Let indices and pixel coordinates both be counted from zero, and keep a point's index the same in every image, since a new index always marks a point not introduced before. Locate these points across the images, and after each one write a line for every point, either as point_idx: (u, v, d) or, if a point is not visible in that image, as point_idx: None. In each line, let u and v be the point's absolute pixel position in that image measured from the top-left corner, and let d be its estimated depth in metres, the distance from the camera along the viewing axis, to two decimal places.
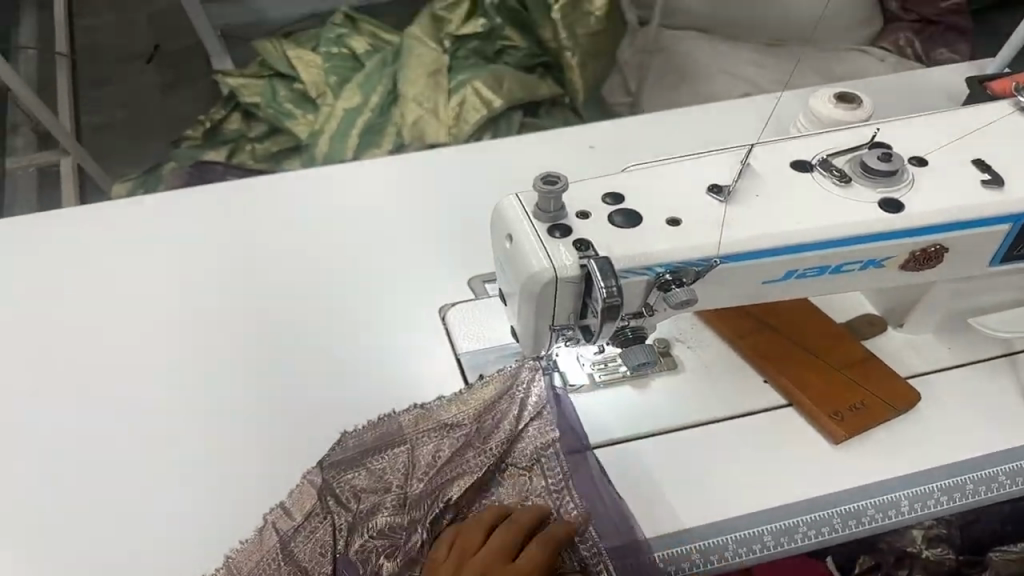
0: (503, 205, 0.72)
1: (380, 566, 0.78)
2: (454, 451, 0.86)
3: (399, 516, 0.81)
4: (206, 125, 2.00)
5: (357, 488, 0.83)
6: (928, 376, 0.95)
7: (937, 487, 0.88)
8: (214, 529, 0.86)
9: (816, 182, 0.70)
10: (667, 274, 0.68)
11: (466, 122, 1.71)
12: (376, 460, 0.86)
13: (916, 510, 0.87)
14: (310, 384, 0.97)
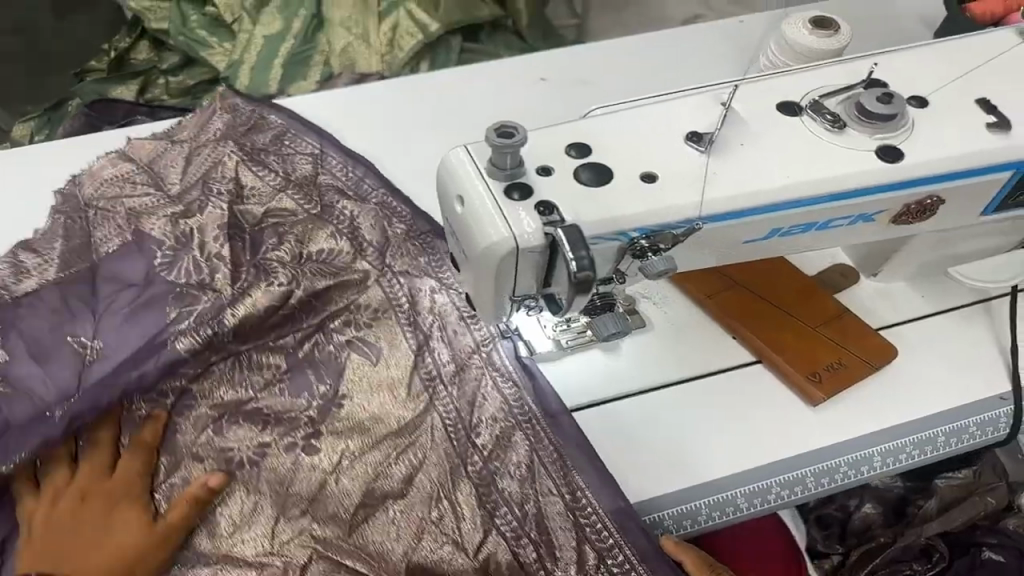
0: (452, 160, 0.62)
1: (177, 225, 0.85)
2: (215, 155, 0.95)
3: (175, 205, 0.88)
4: (112, 57, 1.76)
5: (124, 195, 0.89)
6: (901, 326, 0.92)
7: (910, 442, 0.86)
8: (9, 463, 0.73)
9: (804, 127, 0.61)
10: (642, 240, 0.60)
11: (401, 50, 1.56)
12: (146, 174, 0.92)
13: (887, 465, 0.85)
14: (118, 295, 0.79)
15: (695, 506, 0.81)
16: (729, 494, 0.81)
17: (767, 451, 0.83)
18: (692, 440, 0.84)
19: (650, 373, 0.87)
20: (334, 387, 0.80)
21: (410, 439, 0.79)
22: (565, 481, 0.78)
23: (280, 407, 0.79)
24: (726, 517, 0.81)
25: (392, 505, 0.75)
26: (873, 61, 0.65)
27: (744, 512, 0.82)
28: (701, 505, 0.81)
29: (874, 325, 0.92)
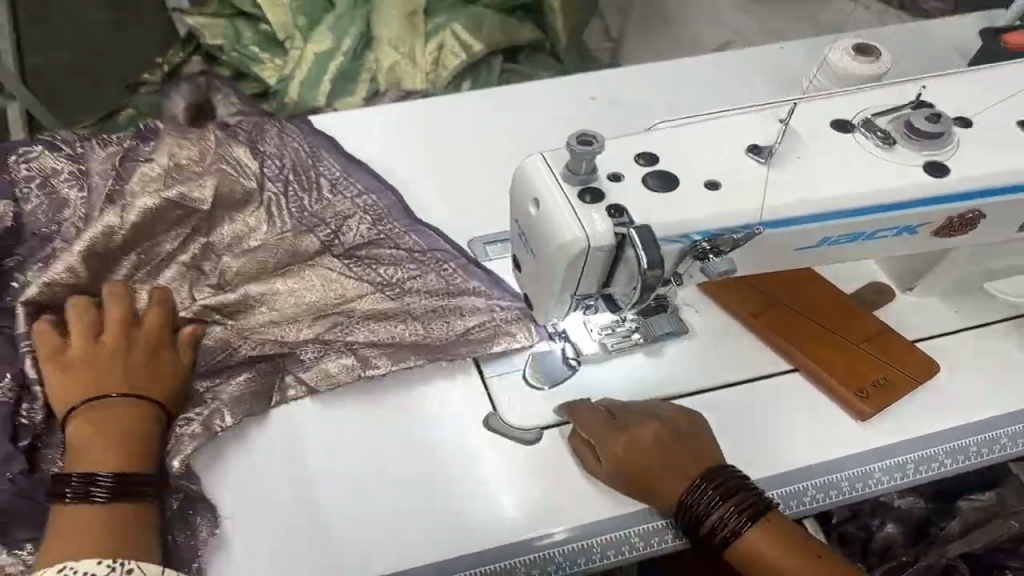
0: (528, 166, 0.67)
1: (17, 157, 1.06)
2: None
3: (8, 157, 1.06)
4: (164, 69, 1.88)
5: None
6: (934, 340, 0.96)
7: (943, 450, 0.89)
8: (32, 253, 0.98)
9: (857, 144, 0.66)
10: (704, 242, 0.65)
11: (445, 69, 1.63)
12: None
13: (921, 472, 0.88)
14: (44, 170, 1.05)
15: None
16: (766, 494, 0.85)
17: (806, 455, 0.88)
18: (733, 442, 0.88)
19: (692, 377, 0.93)
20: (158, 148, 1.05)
21: (204, 173, 0.98)
22: (447, 261, 0.98)
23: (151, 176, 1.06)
24: None
25: (231, 218, 0.98)
26: (921, 84, 0.70)
27: None
28: None
29: (910, 338, 0.96)
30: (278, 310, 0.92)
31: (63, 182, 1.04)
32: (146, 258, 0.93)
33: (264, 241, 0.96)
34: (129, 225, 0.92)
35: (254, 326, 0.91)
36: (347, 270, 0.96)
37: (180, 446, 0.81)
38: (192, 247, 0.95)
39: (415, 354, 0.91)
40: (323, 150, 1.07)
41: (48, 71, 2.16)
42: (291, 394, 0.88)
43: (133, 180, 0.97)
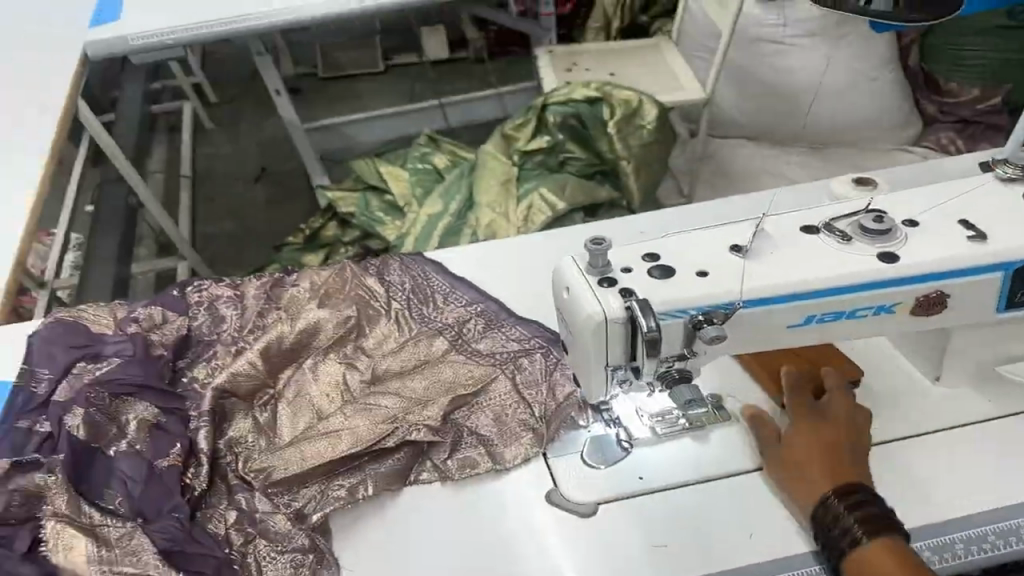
0: (562, 265, 0.89)
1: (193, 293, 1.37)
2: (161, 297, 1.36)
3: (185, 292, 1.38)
4: (306, 232, 2.32)
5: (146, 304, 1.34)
6: (958, 430, 1.06)
7: (992, 531, 0.96)
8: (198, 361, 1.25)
9: (821, 241, 0.84)
10: (700, 316, 0.82)
11: (532, 223, 1.92)
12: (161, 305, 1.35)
13: (972, 552, 0.94)
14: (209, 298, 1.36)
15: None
16: (812, 569, 0.95)
17: None
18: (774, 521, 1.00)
19: (735, 460, 1.06)
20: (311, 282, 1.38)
21: (359, 306, 1.33)
22: (532, 359, 1.23)
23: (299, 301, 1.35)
24: None
25: (373, 334, 1.29)
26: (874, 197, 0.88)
27: None
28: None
29: (934, 428, 1.06)
30: (401, 397, 1.18)
31: (225, 304, 1.35)
32: (301, 364, 1.24)
33: (395, 349, 1.26)
34: (296, 333, 1.25)
35: (377, 406, 1.16)
36: (455, 367, 1.22)
37: (325, 506, 1.06)
38: (343, 350, 1.26)
39: (507, 430, 1.14)
40: (436, 278, 1.40)
41: (217, 239, 2.70)
42: (414, 465, 1.11)
43: (303, 309, 1.31)
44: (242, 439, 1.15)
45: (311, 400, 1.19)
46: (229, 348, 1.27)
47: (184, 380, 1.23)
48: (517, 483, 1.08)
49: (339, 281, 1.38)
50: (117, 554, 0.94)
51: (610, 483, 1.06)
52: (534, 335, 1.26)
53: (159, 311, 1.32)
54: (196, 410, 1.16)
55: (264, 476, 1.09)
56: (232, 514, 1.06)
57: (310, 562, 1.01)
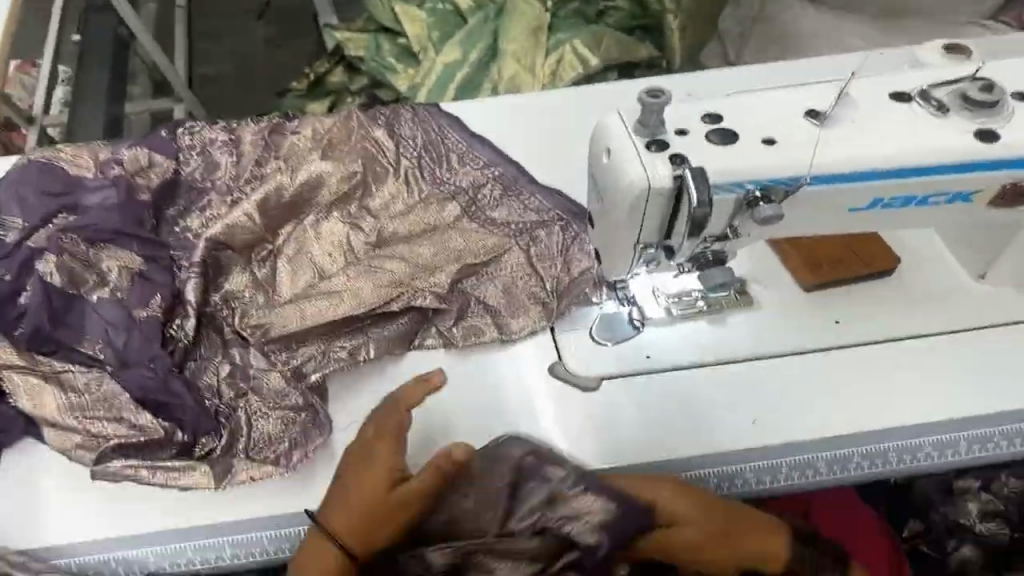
0: (606, 123, 0.78)
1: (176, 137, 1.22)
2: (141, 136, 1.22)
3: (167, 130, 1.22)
4: (313, 77, 2.15)
5: (124, 145, 1.20)
6: (996, 329, 1.00)
7: (1003, 431, 0.99)
8: (188, 209, 1.16)
9: (915, 112, 0.72)
10: (757, 191, 0.73)
11: (562, 80, 1.76)
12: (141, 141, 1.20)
13: (973, 450, 0.99)
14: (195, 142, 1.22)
15: (780, 464, 0.96)
16: (814, 458, 0.96)
17: (853, 424, 0.95)
18: (789, 410, 0.96)
19: (757, 345, 1.00)
20: (309, 132, 1.24)
21: (365, 163, 1.21)
22: (550, 232, 1.14)
23: (284, 156, 1.21)
24: (808, 477, 0.97)
25: (380, 194, 1.19)
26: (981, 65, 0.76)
27: (824, 475, 0.98)
28: (786, 465, 0.96)
29: (969, 324, 1.00)
30: (411, 263, 1.10)
31: (220, 149, 1.22)
32: (297, 222, 1.15)
33: (409, 210, 1.17)
34: (300, 183, 1.16)
35: (384, 267, 1.10)
36: (469, 233, 1.14)
37: (326, 368, 1.03)
38: (347, 209, 1.17)
39: (515, 301, 1.08)
40: (453, 135, 1.27)
41: (218, 80, 2.52)
42: (417, 330, 1.07)
43: (303, 164, 1.19)
44: (239, 293, 1.09)
45: (312, 259, 1.11)
46: (225, 198, 1.17)
47: (177, 230, 1.14)
48: (521, 358, 1.04)
49: (342, 129, 1.24)
50: (87, 400, 0.97)
51: (615, 361, 1.01)
52: (557, 207, 1.17)
53: (146, 152, 1.18)
54: (187, 261, 1.09)
55: (261, 332, 1.04)
56: (225, 368, 1.03)
57: (304, 421, 0.98)
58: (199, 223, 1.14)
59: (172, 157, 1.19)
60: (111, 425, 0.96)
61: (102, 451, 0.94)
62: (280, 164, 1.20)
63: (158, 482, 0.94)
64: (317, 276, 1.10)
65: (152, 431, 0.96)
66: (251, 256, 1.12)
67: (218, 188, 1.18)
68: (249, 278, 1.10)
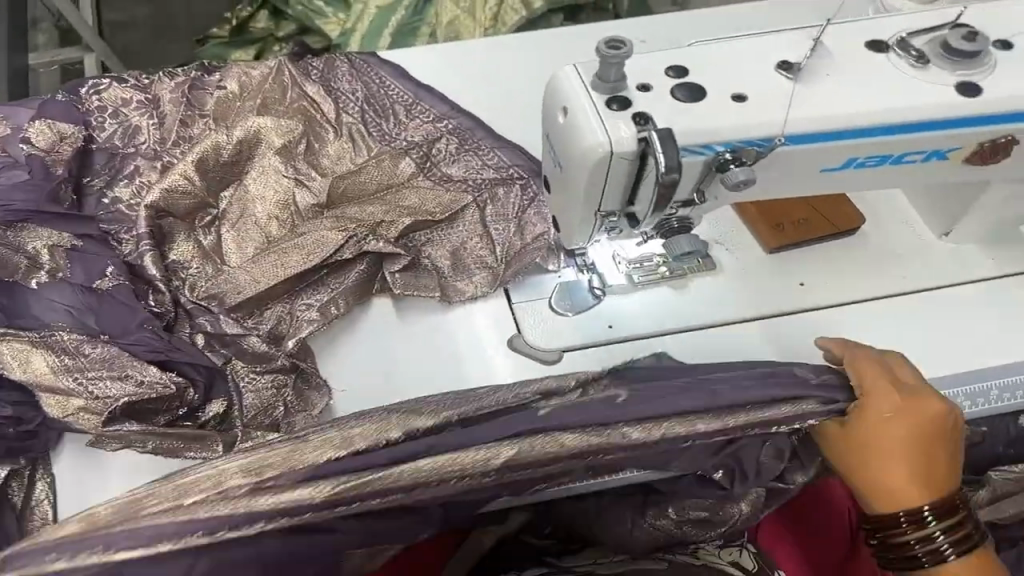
0: (559, 77, 0.69)
1: (87, 104, 1.10)
2: (42, 102, 1.08)
3: (71, 97, 1.10)
4: (234, 22, 1.97)
5: (25, 116, 1.07)
6: (960, 285, 0.98)
7: (995, 386, 0.92)
8: (105, 180, 1.04)
9: (890, 63, 0.67)
10: (727, 153, 0.66)
11: (505, 24, 1.64)
12: (45, 111, 1.07)
13: (970, 405, 0.91)
14: (108, 109, 1.11)
15: None
16: None
17: None
18: None
19: (720, 309, 0.95)
20: (236, 91, 1.14)
21: (310, 116, 1.13)
22: (511, 184, 1.07)
23: (215, 119, 1.11)
24: None
25: (328, 149, 1.11)
26: (961, 8, 0.71)
27: None
28: None
29: (933, 281, 0.97)
30: (370, 219, 1.01)
31: (137, 110, 1.11)
32: (230, 184, 1.05)
33: (364, 163, 1.08)
34: (228, 144, 1.05)
35: (316, 235, 0.99)
36: (427, 185, 1.07)
37: (302, 330, 0.94)
38: (295, 165, 1.06)
39: (461, 262, 1.00)
40: (395, 85, 1.17)
41: (129, 26, 2.28)
42: (377, 275, 0.99)
43: (239, 122, 1.08)
44: (187, 264, 0.98)
45: (257, 222, 1.02)
46: (153, 163, 1.06)
47: (107, 201, 1.03)
48: (475, 320, 0.97)
49: (278, 86, 1.15)
50: (85, 362, 0.84)
51: (573, 329, 0.95)
52: (515, 160, 1.10)
53: (48, 122, 1.04)
54: (127, 235, 0.99)
55: (218, 302, 0.95)
56: (199, 338, 0.92)
57: (292, 384, 0.90)
58: (127, 194, 1.03)
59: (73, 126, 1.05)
60: (116, 385, 0.84)
61: (112, 411, 0.82)
62: (212, 126, 1.11)
63: (162, 453, 0.83)
64: (252, 245, 1.00)
65: (160, 386, 0.84)
66: (183, 233, 1.00)
67: (136, 157, 1.07)
68: (183, 249, 0.99)
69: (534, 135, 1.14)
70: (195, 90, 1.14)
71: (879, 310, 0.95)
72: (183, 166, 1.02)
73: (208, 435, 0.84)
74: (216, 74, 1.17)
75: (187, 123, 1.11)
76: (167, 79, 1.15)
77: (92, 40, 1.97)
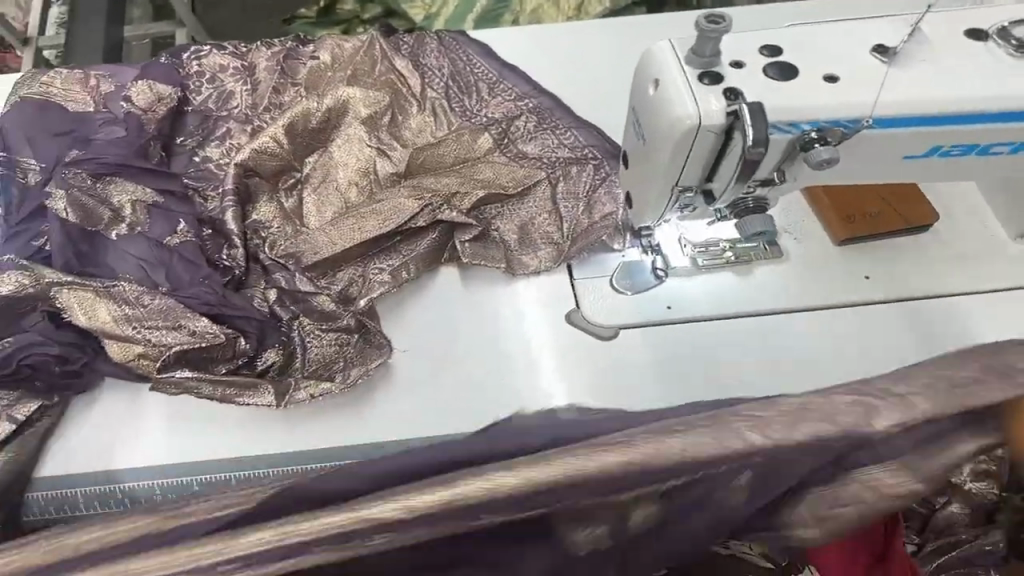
0: (654, 49, 0.72)
1: (188, 68, 1.18)
2: (146, 65, 1.16)
3: (172, 61, 1.18)
4: (322, 2, 2.05)
5: (132, 76, 1.15)
6: None
7: None
8: (199, 140, 1.13)
9: (988, 51, 0.68)
10: (813, 132, 0.68)
11: (586, 14, 1.67)
12: (150, 72, 1.15)
13: None
14: (209, 74, 1.19)
15: None
16: None
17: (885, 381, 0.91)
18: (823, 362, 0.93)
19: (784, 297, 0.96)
20: (327, 62, 1.20)
21: (397, 88, 1.18)
22: (585, 164, 1.11)
23: (306, 88, 1.18)
24: None
25: (413, 120, 1.16)
26: None
27: None
28: None
29: (1005, 285, 0.96)
30: (450, 189, 1.07)
31: (232, 75, 1.19)
32: (318, 148, 1.11)
33: (446, 137, 1.13)
34: (320, 111, 1.11)
35: (396, 201, 1.05)
36: (505, 161, 1.11)
37: (372, 290, 1.00)
38: (379, 134, 1.13)
39: (528, 237, 1.04)
40: (481, 64, 1.22)
41: (222, 3, 2.41)
42: (447, 245, 1.04)
43: (331, 91, 1.15)
44: (268, 224, 1.05)
45: (338, 188, 1.08)
46: (243, 127, 1.14)
47: (197, 160, 1.12)
48: (536, 293, 1.01)
49: (368, 59, 1.20)
50: (142, 312, 0.92)
51: (632, 308, 0.97)
52: (591, 141, 1.13)
53: (149, 83, 1.12)
54: (212, 192, 1.07)
55: (294, 261, 1.01)
56: (274, 292, 0.98)
57: (356, 345, 0.95)
58: (218, 154, 1.12)
59: (172, 88, 1.13)
60: (171, 334, 0.91)
61: (165, 358, 0.90)
62: (304, 94, 1.17)
63: (215, 398, 0.90)
64: (336, 205, 1.07)
65: (211, 336, 0.91)
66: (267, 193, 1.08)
67: (232, 120, 1.15)
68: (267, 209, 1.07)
69: (611, 118, 1.17)
70: (289, 58, 1.21)
71: (949, 310, 0.95)
72: (276, 128, 1.08)
73: (260, 383, 0.91)
74: (309, 45, 1.23)
75: (278, 91, 1.18)
76: (266, 47, 1.22)
77: (186, 15, 2.08)
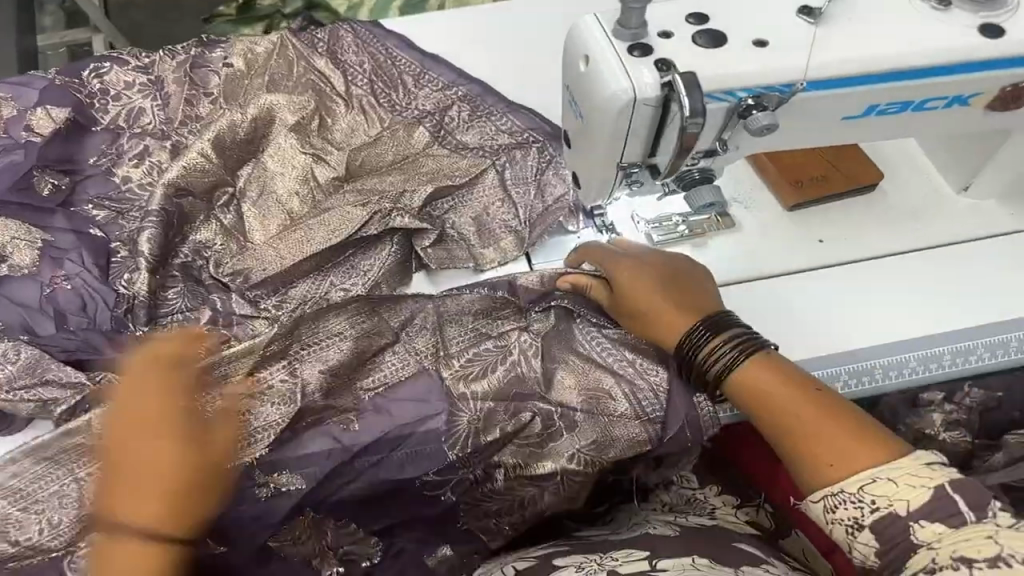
0: (581, 26, 0.70)
1: (92, 85, 1.11)
2: (44, 87, 1.09)
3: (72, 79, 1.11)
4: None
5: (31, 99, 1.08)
6: (979, 241, 0.98)
7: (1016, 338, 0.91)
8: (113, 155, 1.06)
9: (913, 6, 0.67)
10: (749, 99, 0.67)
11: None
12: (48, 95, 1.07)
13: (991, 357, 0.91)
14: (117, 88, 1.11)
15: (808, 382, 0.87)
16: (833, 371, 0.89)
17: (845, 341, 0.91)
18: (784, 324, 0.91)
19: (737, 267, 0.95)
20: (245, 67, 1.14)
21: (322, 88, 1.14)
22: (525, 149, 1.07)
23: (224, 96, 1.12)
24: (860, 385, 0.88)
25: (342, 118, 1.11)
26: None
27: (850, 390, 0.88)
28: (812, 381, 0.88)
29: (947, 236, 0.97)
30: (386, 191, 1.01)
31: (142, 92, 1.12)
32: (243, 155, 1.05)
33: (380, 135, 1.09)
34: (241, 119, 1.05)
35: (330, 206, 1.00)
36: (442, 154, 1.07)
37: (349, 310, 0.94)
38: (307, 136, 1.07)
39: (487, 231, 1.01)
40: (402, 55, 1.17)
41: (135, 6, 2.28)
42: (409, 257, 1.00)
43: (251, 98, 1.10)
44: (210, 244, 0.99)
45: (279, 200, 1.02)
46: (162, 143, 1.08)
47: (115, 181, 1.03)
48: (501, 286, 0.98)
49: (284, 60, 1.15)
50: (12, 371, 0.85)
51: None
52: (529, 126, 1.10)
53: (45, 110, 1.06)
54: (134, 212, 1.01)
55: (242, 279, 0.96)
56: (206, 313, 0.93)
57: None
58: (139, 172, 1.04)
59: (68, 111, 1.06)
60: (48, 389, 0.84)
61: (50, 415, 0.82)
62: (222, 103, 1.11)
63: None
64: (267, 213, 1.01)
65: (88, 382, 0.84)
66: (194, 207, 1.01)
67: (147, 135, 1.08)
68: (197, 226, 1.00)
69: (547, 100, 1.14)
70: (204, 67, 1.15)
71: (897, 265, 0.96)
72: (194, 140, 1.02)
73: None
74: (224, 48, 1.17)
75: (193, 101, 1.11)
76: (177, 54, 1.15)
77: (100, 16, 1.98)
